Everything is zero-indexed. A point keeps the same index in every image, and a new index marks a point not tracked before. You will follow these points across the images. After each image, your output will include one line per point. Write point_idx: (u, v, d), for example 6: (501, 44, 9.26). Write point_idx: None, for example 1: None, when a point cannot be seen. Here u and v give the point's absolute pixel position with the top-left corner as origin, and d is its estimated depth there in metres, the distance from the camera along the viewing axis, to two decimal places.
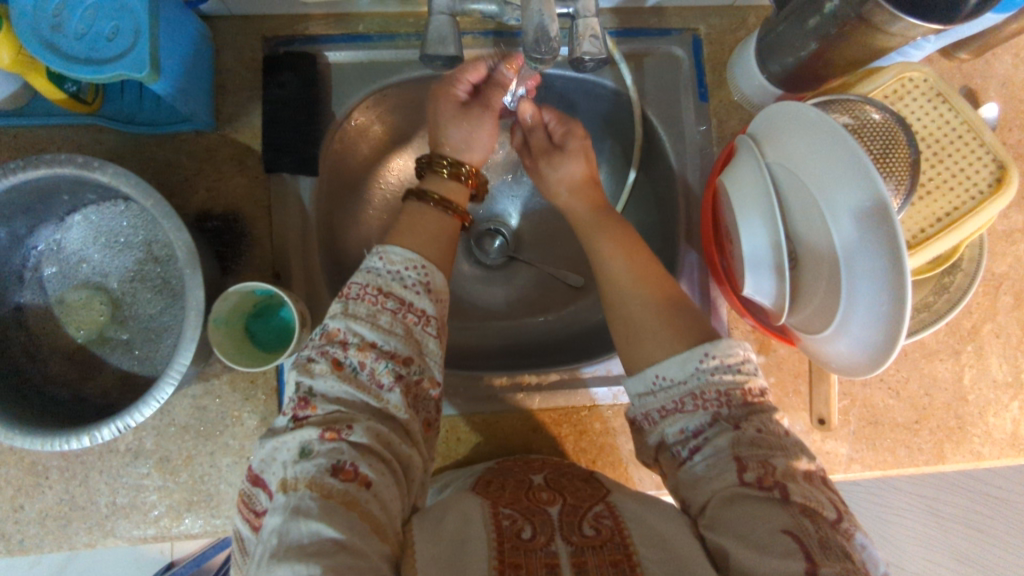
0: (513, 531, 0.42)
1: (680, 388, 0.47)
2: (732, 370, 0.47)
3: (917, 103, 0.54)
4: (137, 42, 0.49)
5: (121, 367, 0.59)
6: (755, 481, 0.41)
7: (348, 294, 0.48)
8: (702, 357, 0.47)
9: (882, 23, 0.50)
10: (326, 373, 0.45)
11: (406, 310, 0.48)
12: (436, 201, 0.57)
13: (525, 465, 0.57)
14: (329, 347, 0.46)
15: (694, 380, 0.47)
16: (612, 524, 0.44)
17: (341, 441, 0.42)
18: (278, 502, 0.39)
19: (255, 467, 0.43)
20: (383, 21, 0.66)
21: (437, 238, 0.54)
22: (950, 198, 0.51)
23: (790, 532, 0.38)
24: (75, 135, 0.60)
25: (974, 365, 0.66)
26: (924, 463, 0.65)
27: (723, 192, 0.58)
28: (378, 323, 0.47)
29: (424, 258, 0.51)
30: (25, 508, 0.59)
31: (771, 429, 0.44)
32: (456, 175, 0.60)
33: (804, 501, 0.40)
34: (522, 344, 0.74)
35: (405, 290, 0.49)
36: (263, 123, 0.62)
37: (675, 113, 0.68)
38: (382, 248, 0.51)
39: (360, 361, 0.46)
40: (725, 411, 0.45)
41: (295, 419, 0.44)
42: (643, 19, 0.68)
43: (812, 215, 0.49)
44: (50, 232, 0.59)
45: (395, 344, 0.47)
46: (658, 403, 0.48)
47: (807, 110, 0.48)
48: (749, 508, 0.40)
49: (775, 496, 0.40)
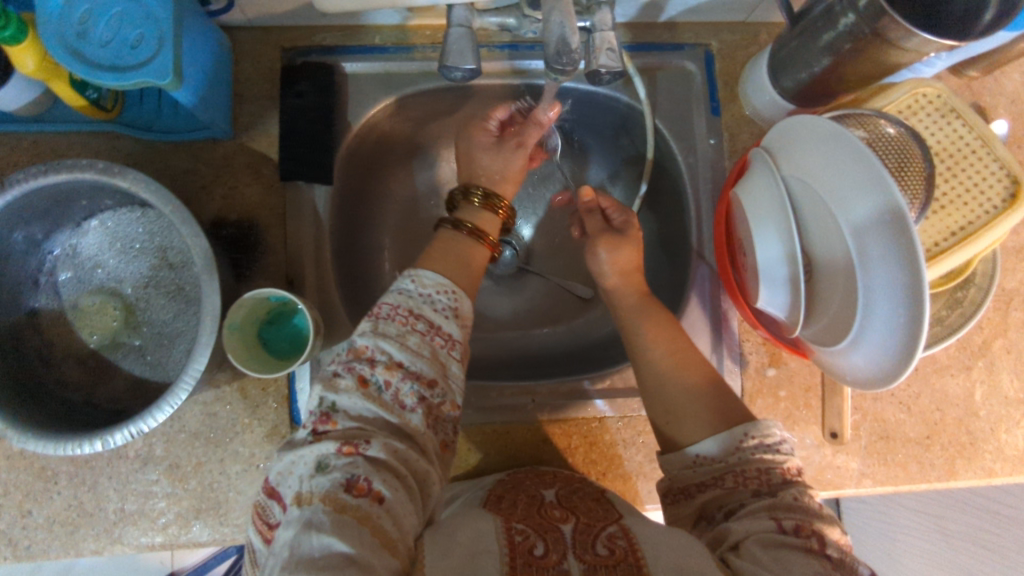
0: (525, 546, 0.42)
1: (720, 465, 0.49)
2: (771, 450, 0.48)
3: (931, 118, 0.54)
4: (160, 51, 0.50)
5: (133, 372, 0.59)
6: (794, 529, 0.42)
7: (378, 314, 0.48)
8: (741, 436, 0.49)
9: (897, 39, 0.50)
10: (351, 390, 0.44)
11: (435, 333, 0.48)
12: (470, 231, 0.57)
13: (536, 479, 0.57)
14: (356, 364, 0.46)
15: (736, 458, 0.48)
16: (625, 544, 0.43)
17: (357, 456, 0.41)
18: (293, 516, 0.39)
19: (272, 480, 0.43)
20: (399, 33, 0.67)
21: (459, 260, 0.54)
22: (964, 212, 0.51)
23: None
24: (93, 141, 0.61)
25: (985, 381, 0.66)
26: (936, 479, 0.65)
27: (736, 204, 0.59)
28: (405, 344, 0.46)
29: (454, 283, 0.52)
30: (33, 514, 0.58)
31: (807, 500, 0.45)
32: (490, 206, 0.60)
33: (838, 555, 0.41)
34: (531, 355, 0.73)
35: (435, 313, 0.49)
36: (281, 132, 0.63)
37: (688, 127, 0.69)
38: (416, 271, 0.51)
39: (386, 380, 0.45)
40: (764, 487, 0.46)
41: (315, 433, 0.43)
42: (656, 33, 0.69)
43: (827, 227, 0.49)
44: (66, 237, 0.59)
45: (421, 365, 0.46)
46: (698, 478, 0.50)
47: (822, 122, 0.49)
48: (788, 551, 0.40)
49: (812, 545, 0.41)
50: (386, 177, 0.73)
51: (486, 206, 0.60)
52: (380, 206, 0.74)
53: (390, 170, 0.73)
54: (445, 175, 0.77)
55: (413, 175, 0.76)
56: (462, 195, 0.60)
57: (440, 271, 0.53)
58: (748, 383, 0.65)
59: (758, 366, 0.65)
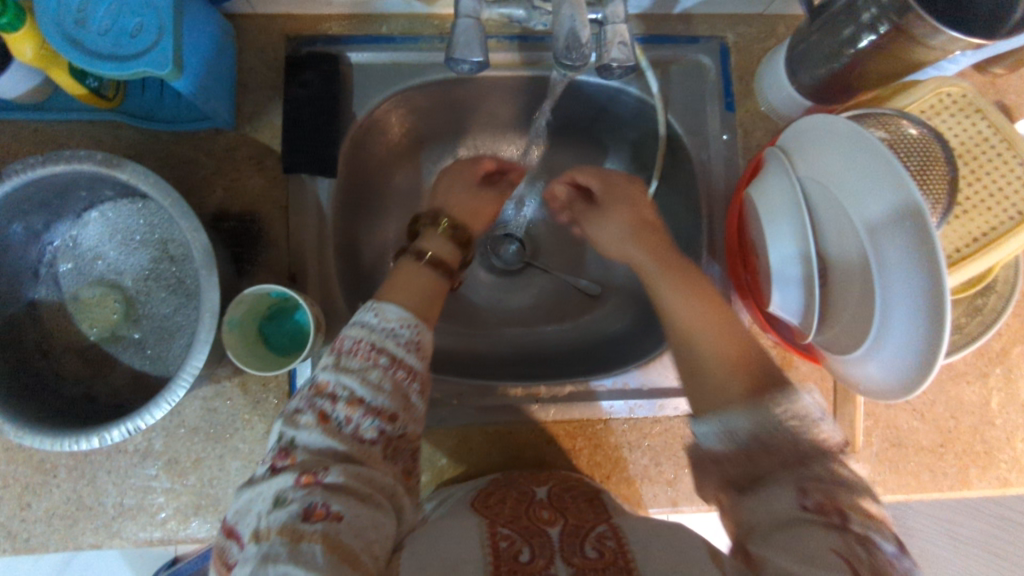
0: (510, 554, 0.43)
1: (747, 435, 0.46)
2: (801, 418, 0.46)
3: (953, 118, 0.52)
4: (161, 39, 0.49)
5: (133, 366, 0.59)
6: (815, 507, 0.41)
7: (341, 347, 0.46)
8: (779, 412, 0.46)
9: (923, 37, 0.48)
10: (311, 426, 0.43)
11: (397, 367, 0.46)
12: (430, 261, 0.55)
13: (529, 476, 0.56)
14: (317, 399, 0.44)
15: (759, 424, 0.46)
16: (614, 545, 0.44)
17: (315, 485, 0.40)
18: (249, 553, 0.37)
19: (229, 518, 0.41)
20: (407, 22, 0.65)
21: (431, 299, 0.53)
22: (987, 217, 0.49)
23: (840, 556, 0.38)
24: (94, 129, 0.60)
25: (1003, 389, 0.65)
26: (948, 488, 0.64)
27: (749, 205, 0.57)
28: (367, 380, 0.44)
29: (416, 316, 0.49)
30: (31, 506, 0.58)
31: (834, 471, 0.43)
32: (457, 236, 0.58)
33: (862, 532, 0.40)
34: (537, 352, 0.72)
35: (398, 347, 0.46)
36: (284, 122, 0.61)
37: (701, 122, 0.67)
38: (378, 303, 0.49)
39: (347, 416, 0.43)
40: (791, 449, 0.44)
41: (272, 468, 0.42)
42: (670, 25, 0.67)
43: (844, 233, 0.48)
44: (66, 228, 0.59)
45: (383, 401, 0.44)
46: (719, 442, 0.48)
47: (844, 124, 0.47)
48: (805, 533, 0.40)
49: (858, 553, 0.38)
50: (391, 169, 0.72)
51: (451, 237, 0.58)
52: (383, 198, 0.72)
53: (395, 162, 0.72)
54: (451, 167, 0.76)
55: (420, 168, 0.74)
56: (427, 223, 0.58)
57: (405, 304, 0.50)
58: None
59: None
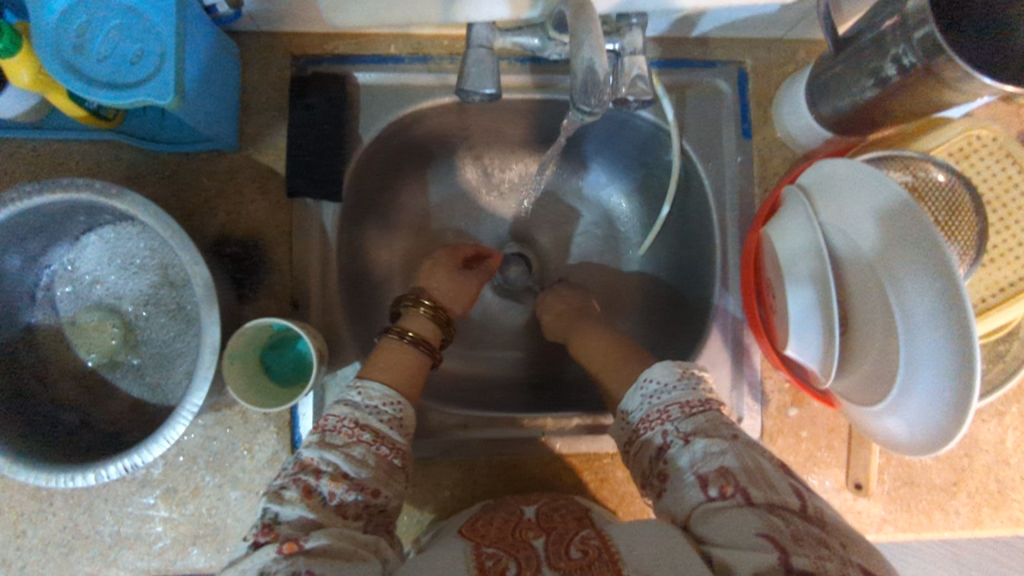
0: (497, 570, 0.41)
1: (636, 419, 0.51)
2: (680, 388, 0.50)
3: (986, 162, 0.51)
4: (161, 66, 0.47)
5: (131, 393, 0.58)
6: (719, 493, 0.43)
7: (324, 426, 0.47)
8: (645, 386, 0.52)
9: (953, 80, 0.47)
10: (295, 501, 0.42)
11: (380, 443, 0.47)
12: (412, 340, 0.57)
13: (520, 498, 0.55)
14: (301, 474, 0.43)
15: (640, 410, 0.51)
16: (598, 543, 0.43)
17: (299, 554, 0.39)
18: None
19: None
20: (416, 42, 0.63)
21: (412, 373, 0.55)
22: (1015, 267, 0.50)
23: (765, 534, 0.39)
24: (93, 149, 0.58)
25: (1018, 427, 0.64)
26: (960, 528, 0.62)
27: (767, 242, 0.55)
28: (351, 455, 0.45)
29: (400, 394, 0.52)
30: (26, 534, 0.57)
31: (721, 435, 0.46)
32: (434, 314, 0.62)
33: (767, 502, 0.42)
34: (543, 379, 0.71)
35: (380, 423, 0.48)
36: (288, 145, 0.60)
37: (716, 149, 0.65)
38: (361, 383, 0.51)
39: (331, 492, 0.43)
40: (672, 427, 0.48)
41: (255, 545, 0.40)
42: (686, 48, 0.65)
43: (868, 280, 0.46)
44: (64, 252, 0.57)
45: (366, 476, 0.45)
46: (627, 434, 0.52)
47: (863, 168, 0.46)
48: (726, 517, 0.41)
49: (779, 526, 0.40)
50: (398, 188, 0.70)
51: (432, 315, 0.61)
52: (389, 218, 0.70)
53: (401, 182, 0.70)
54: (458, 185, 0.74)
55: (426, 187, 0.73)
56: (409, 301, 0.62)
57: (385, 380, 0.52)
58: (768, 422, 0.62)
59: (780, 406, 0.63)
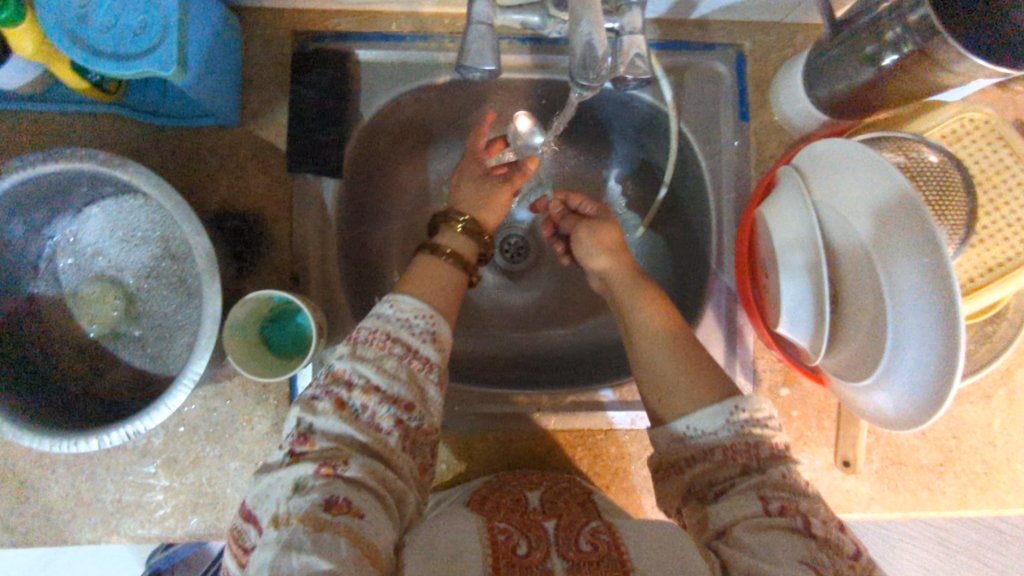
0: (508, 546, 0.43)
1: (709, 440, 0.45)
2: (761, 425, 0.45)
3: (976, 143, 0.53)
4: (165, 39, 0.47)
5: (133, 364, 0.58)
6: (778, 510, 0.41)
7: (357, 337, 0.47)
8: (731, 409, 0.45)
9: (947, 61, 0.47)
10: (329, 412, 0.43)
11: (413, 357, 0.47)
12: (448, 256, 0.57)
13: (523, 479, 0.56)
14: (333, 386, 0.44)
15: (725, 432, 0.45)
16: (608, 539, 0.45)
17: (335, 478, 0.40)
18: (268, 538, 0.38)
19: (247, 503, 0.42)
20: (417, 20, 0.63)
21: (446, 287, 0.54)
22: (1003, 247, 0.50)
23: (807, 565, 0.38)
24: (96, 122, 0.58)
25: (1006, 410, 0.65)
26: (946, 507, 0.63)
27: (761, 222, 0.56)
28: (383, 367, 0.45)
29: (431, 307, 0.50)
30: (29, 501, 0.58)
31: (794, 477, 0.44)
32: (469, 231, 0.63)
33: (822, 534, 0.40)
34: (539, 357, 0.72)
35: (413, 337, 0.47)
36: (289, 119, 0.60)
37: (714, 132, 0.65)
38: (394, 295, 0.50)
39: (363, 404, 0.44)
40: (751, 463, 0.44)
41: (291, 454, 0.42)
42: (686, 30, 0.66)
43: (859, 260, 0.47)
44: (66, 224, 0.57)
45: (399, 389, 0.45)
46: (686, 453, 0.46)
47: (857, 150, 0.47)
48: (775, 535, 0.40)
49: (822, 560, 0.39)
50: (397, 165, 0.71)
51: (467, 232, 0.62)
52: (387, 195, 0.71)
53: (400, 159, 0.71)
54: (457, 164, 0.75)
55: (425, 165, 0.73)
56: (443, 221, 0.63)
57: (418, 297, 0.51)
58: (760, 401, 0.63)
59: (771, 385, 0.64)
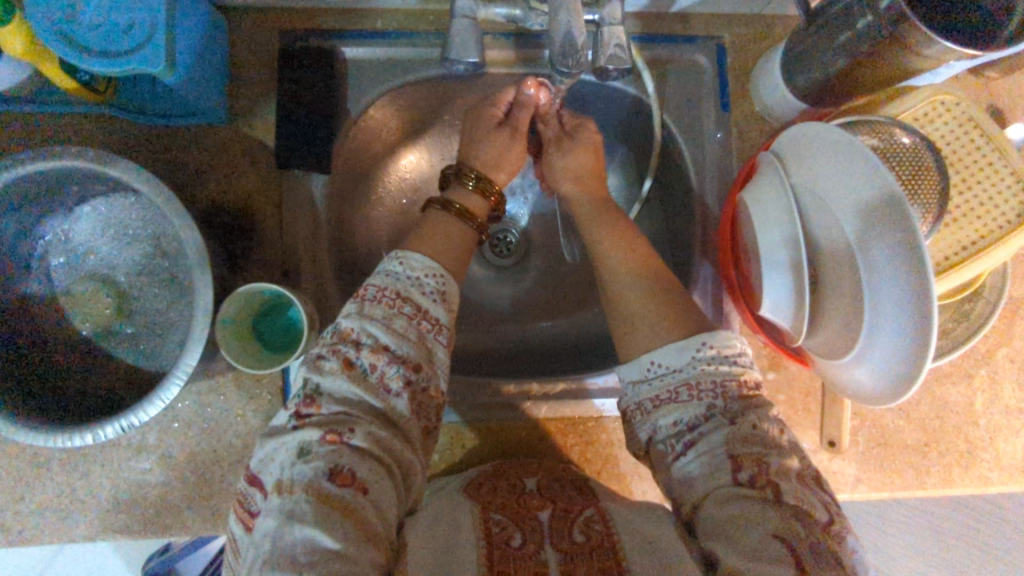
0: (502, 537, 0.44)
1: (675, 377, 0.47)
2: (728, 362, 0.47)
3: (947, 126, 0.54)
4: (153, 37, 0.48)
5: (127, 361, 0.59)
6: (749, 480, 0.41)
7: (365, 296, 0.48)
8: (698, 346, 0.47)
9: (917, 46, 0.49)
10: (335, 372, 0.44)
11: (421, 317, 0.48)
12: (458, 212, 0.57)
13: (519, 468, 0.57)
14: (341, 346, 0.45)
15: (690, 370, 0.46)
16: (602, 530, 0.45)
17: (341, 444, 0.41)
18: (272, 505, 0.39)
19: (252, 467, 0.42)
20: (403, 19, 0.65)
21: (454, 243, 0.55)
22: (977, 226, 0.52)
23: (781, 538, 0.38)
24: (86, 122, 0.59)
25: (987, 389, 0.66)
26: (932, 486, 0.65)
27: (741, 208, 0.58)
28: (392, 327, 0.46)
29: (442, 267, 0.51)
30: (24, 499, 0.58)
31: (764, 428, 0.44)
32: (482, 189, 0.60)
33: (796, 506, 0.40)
34: (529, 349, 0.73)
35: (423, 297, 0.49)
36: (277, 117, 0.61)
37: (696, 122, 0.67)
38: (404, 253, 0.51)
39: (372, 364, 0.45)
40: (720, 405, 0.45)
41: (298, 415, 0.43)
42: (666, 24, 0.67)
43: (837, 241, 0.48)
44: (58, 223, 0.58)
45: (408, 350, 0.46)
46: (651, 393, 0.47)
47: (834, 135, 0.48)
48: (747, 506, 0.40)
49: (798, 533, 0.38)
50: (386, 161, 0.72)
51: (479, 189, 0.60)
52: (376, 190, 0.72)
53: (389, 154, 0.72)
54: (445, 159, 0.75)
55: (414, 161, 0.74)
56: (454, 176, 0.61)
57: (426, 253, 0.52)
58: None
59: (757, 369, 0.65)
